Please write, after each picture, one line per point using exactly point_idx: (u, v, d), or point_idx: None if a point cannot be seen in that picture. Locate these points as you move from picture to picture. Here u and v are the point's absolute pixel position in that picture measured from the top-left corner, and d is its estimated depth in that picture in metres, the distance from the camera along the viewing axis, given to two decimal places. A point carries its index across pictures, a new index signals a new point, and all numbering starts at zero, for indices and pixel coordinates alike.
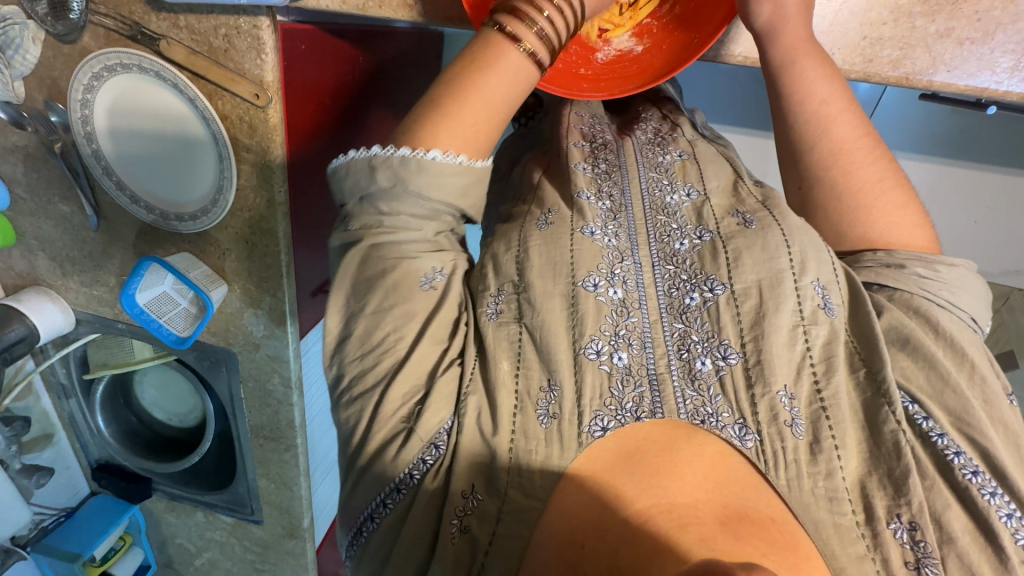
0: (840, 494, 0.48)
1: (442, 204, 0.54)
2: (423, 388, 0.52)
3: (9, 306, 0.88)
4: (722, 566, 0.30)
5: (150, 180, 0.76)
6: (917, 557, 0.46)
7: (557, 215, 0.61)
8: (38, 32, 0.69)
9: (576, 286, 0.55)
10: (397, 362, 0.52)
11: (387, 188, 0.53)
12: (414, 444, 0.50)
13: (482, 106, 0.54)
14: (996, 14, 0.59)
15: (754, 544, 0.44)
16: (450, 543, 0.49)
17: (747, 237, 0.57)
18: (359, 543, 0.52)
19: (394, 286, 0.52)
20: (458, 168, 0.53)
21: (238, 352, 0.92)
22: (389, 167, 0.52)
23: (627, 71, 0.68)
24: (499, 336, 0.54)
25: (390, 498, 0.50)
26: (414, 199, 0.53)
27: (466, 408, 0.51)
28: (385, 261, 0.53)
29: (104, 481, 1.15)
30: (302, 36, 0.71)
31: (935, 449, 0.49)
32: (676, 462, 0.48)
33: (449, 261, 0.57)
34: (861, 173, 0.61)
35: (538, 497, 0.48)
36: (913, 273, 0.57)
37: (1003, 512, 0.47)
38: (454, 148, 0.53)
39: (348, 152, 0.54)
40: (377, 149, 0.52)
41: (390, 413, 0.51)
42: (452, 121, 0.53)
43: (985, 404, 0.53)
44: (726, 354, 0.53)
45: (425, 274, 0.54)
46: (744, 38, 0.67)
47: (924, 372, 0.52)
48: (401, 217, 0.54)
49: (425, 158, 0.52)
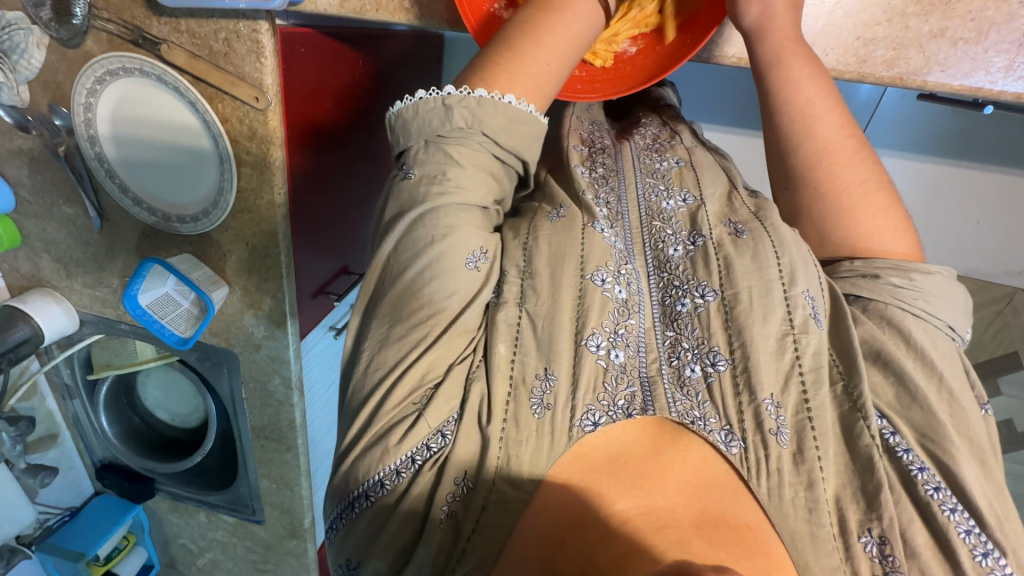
0: (820, 505, 0.48)
1: (508, 152, 0.56)
2: (440, 378, 0.52)
3: (14, 308, 0.89)
4: (693, 566, 0.31)
5: (152, 182, 0.77)
6: (884, 571, 0.46)
7: (568, 211, 0.60)
8: (43, 37, 0.70)
9: (585, 278, 0.55)
10: (426, 340, 0.52)
11: (462, 130, 0.54)
12: (420, 429, 0.49)
13: (547, 64, 0.58)
14: (990, 14, 0.60)
15: (727, 549, 0.45)
16: (438, 527, 0.47)
17: (738, 247, 0.58)
18: (347, 518, 0.51)
19: (441, 254, 0.52)
20: (529, 117, 0.55)
21: (238, 352, 0.93)
22: (466, 108, 0.53)
23: (620, 71, 0.68)
24: (499, 319, 0.53)
25: (358, 504, 0.50)
26: (482, 145, 0.55)
27: (473, 380, 0.52)
28: (437, 229, 0.52)
29: (107, 481, 1.16)
30: (302, 40, 0.72)
31: (899, 463, 0.50)
32: (658, 468, 0.48)
33: (492, 245, 0.57)
34: (844, 173, 0.61)
35: (524, 490, 0.48)
36: (887, 283, 0.57)
37: (962, 528, 0.48)
38: (523, 96, 0.55)
39: (419, 93, 0.53)
40: (453, 90, 0.53)
41: (403, 395, 0.50)
42: (518, 70, 0.56)
43: (953, 419, 0.53)
44: (714, 360, 0.53)
45: (471, 254, 0.54)
46: (737, 40, 0.68)
47: (893, 389, 0.53)
48: (467, 170, 0.54)
49: (502, 100, 0.54)
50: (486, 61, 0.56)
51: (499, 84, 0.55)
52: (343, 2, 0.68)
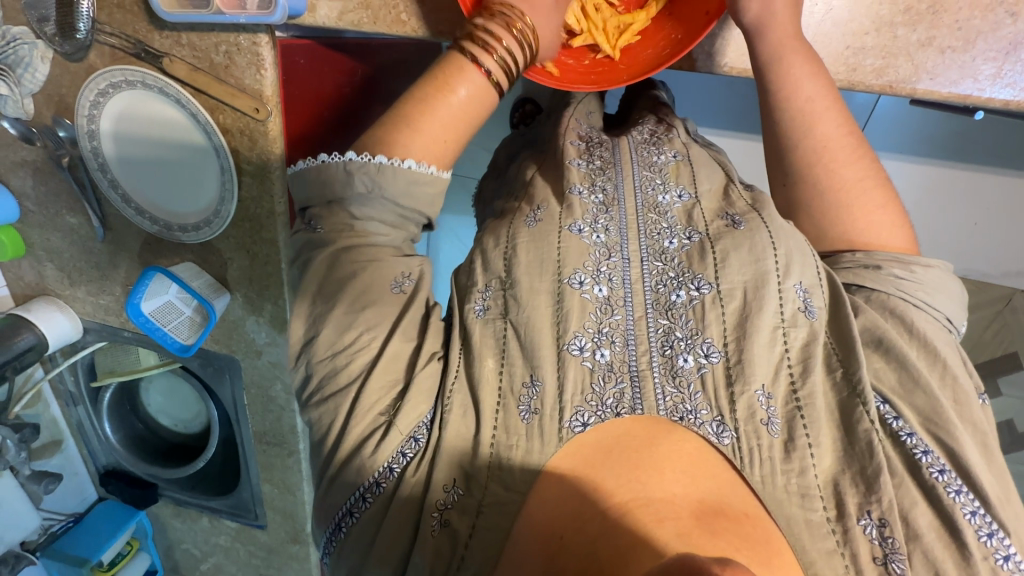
0: (812, 491, 0.49)
1: (411, 209, 0.58)
2: (402, 381, 0.55)
3: (19, 316, 0.90)
4: (698, 562, 0.31)
5: (155, 191, 0.78)
6: (885, 553, 0.47)
7: (546, 211, 0.63)
8: (47, 51, 0.72)
9: (562, 282, 0.57)
10: (370, 359, 0.54)
11: (362, 194, 0.56)
12: (394, 436, 0.52)
13: (453, 125, 0.58)
14: (976, 23, 0.60)
15: (727, 538, 0.45)
16: (429, 536, 0.50)
17: (734, 238, 0.59)
18: (338, 539, 0.53)
19: (364, 288, 0.55)
20: (431, 177, 0.57)
21: (241, 358, 0.94)
22: (367, 174, 0.55)
23: (642, 57, 0.68)
24: (486, 335, 0.56)
25: (369, 492, 0.52)
26: (384, 206, 0.57)
27: (450, 405, 0.53)
28: (353, 265, 0.55)
29: (111, 487, 1.18)
30: (303, 51, 0.75)
31: (904, 448, 0.50)
32: (656, 460, 0.50)
33: (416, 267, 0.58)
34: (843, 172, 0.61)
35: (517, 490, 0.50)
36: (889, 274, 0.57)
37: (967, 510, 0.48)
38: (426, 158, 0.57)
39: (321, 158, 0.56)
40: (352, 156, 0.56)
41: (368, 408, 0.53)
42: (422, 130, 0.57)
43: (956, 405, 0.54)
44: (708, 352, 0.54)
45: (393, 279, 0.56)
46: (730, 50, 0.69)
47: (896, 374, 0.53)
48: (366, 221, 0.56)
49: (402, 166, 0.55)
50: (391, 123, 0.57)
51: (399, 149, 0.56)
52: (341, 15, 0.69)
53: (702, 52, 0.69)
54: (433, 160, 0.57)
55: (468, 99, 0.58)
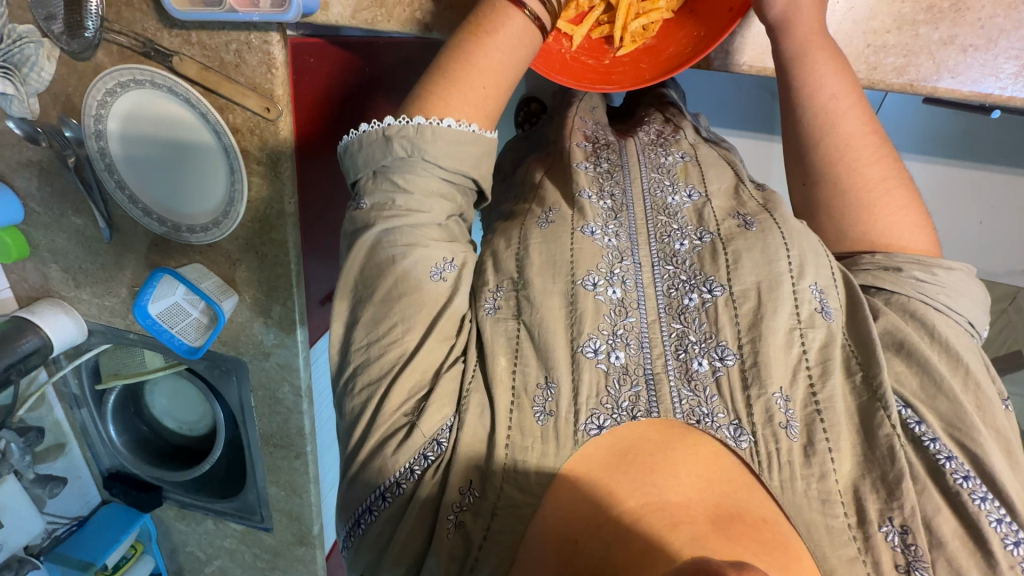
0: (832, 496, 0.48)
1: (457, 174, 0.57)
2: (427, 385, 0.54)
3: (23, 318, 0.89)
4: (712, 565, 0.30)
5: (162, 192, 0.77)
6: (907, 560, 0.46)
7: (557, 214, 0.62)
8: (53, 49, 0.70)
9: (575, 284, 0.56)
10: (404, 354, 0.54)
11: (404, 160, 0.56)
12: (415, 438, 0.52)
13: (493, 76, 0.59)
14: (1000, 21, 0.60)
15: (744, 544, 0.44)
16: (446, 537, 0.50)
17: (746, 239, 0.58)
18: (357, 533, 0.53)
19: (403, 275, 0.54)
20: (472, 137, 0.57)
21: (248, 360, 0.93)
22: (405, 138, 0.55)
23: (664, 56, 0.67)
24: (497, 332, 0.56)
25: (388, 491, 0.52)
26: (427, 171, 0.56)
27: (468, 404, 0.53)
28: (394, 250, 0.54)
29: (115, 490, 1.17)
30: (312, 50, 0.73)
31: (927, 454, 0.50)
32: (671, 463, 0.49)
33: (460, 254, 0.58)
34: (867, 171, 0.61)
35: (533, 493, 0.49)
36: (910, 277, 0.57)
37: (992, 517, 0.48)
38: (467, 116, 0.57)
39: (362, 126, 0.56)
40: (391, 120, 0.56)
41: (394, 407, 0.53)
42: (462, 82, 0.58)
43: (979, 410, 0.53)
44: (723, 355, 0.54)
45: (435, 266, 0.56)
46: (749, 48, 0.68)
47: (917, 378, 0.53)
48: (415, 196, 0.56)
49: (441, 125, 0.55)
50: (431, 79, 0.58)
51: (438, 108, 0.56)
52: (355, 13, 0.68)
53: (719, 51, 0.69)
54: (475, 115, 0.58)
55: (502, 51, 0.59)
